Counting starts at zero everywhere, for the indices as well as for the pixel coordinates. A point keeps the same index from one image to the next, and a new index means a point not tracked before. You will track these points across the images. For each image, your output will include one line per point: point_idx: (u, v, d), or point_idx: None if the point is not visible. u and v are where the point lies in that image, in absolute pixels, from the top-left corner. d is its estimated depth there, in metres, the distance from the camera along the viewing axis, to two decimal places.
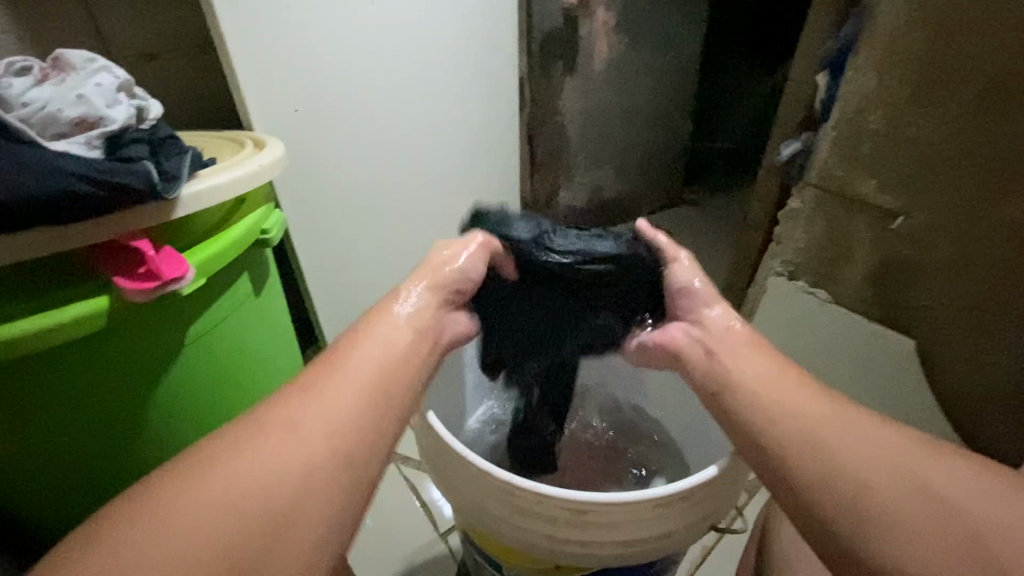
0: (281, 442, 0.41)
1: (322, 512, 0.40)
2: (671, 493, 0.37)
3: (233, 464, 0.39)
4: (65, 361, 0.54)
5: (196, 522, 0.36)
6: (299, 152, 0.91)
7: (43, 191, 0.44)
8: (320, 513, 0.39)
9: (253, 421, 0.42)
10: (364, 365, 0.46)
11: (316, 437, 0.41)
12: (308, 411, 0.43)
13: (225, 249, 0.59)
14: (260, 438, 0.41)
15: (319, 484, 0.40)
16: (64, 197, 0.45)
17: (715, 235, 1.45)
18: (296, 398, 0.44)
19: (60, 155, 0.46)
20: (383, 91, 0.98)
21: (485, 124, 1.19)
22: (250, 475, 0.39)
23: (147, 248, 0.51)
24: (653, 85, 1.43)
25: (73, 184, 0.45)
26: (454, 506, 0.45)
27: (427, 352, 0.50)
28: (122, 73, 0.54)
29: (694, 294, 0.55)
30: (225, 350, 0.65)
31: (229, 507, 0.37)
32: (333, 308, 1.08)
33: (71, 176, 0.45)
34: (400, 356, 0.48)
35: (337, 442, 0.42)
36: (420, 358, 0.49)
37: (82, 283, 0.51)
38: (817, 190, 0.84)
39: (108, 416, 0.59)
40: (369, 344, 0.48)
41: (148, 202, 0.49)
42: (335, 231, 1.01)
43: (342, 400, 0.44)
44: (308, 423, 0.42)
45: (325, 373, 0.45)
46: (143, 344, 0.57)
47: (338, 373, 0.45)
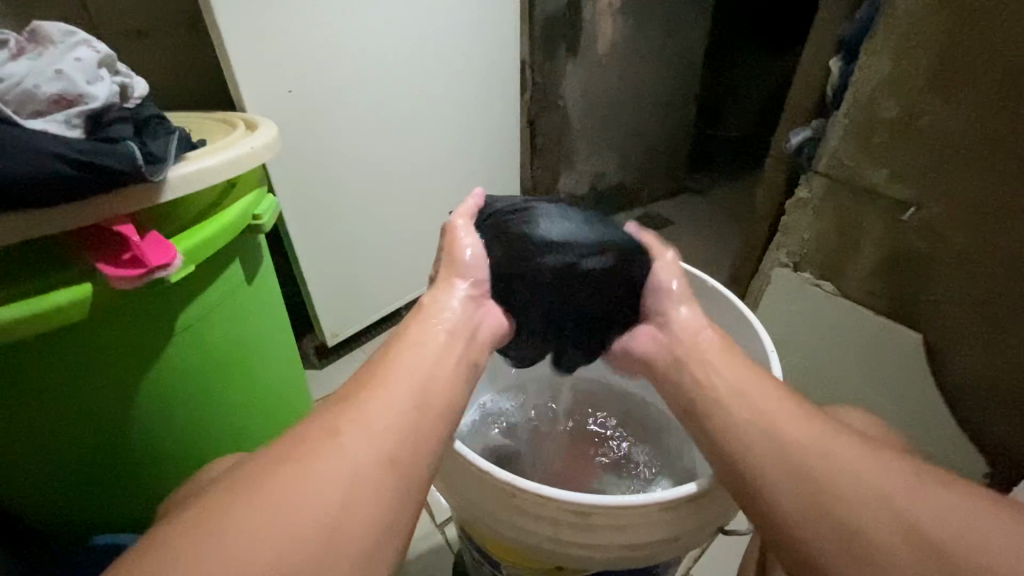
0: (339, 442, 0.38)
1: (374, 521, 0.37)
2: (680, 497, 0.35)
3: (277, 478, 0.36)
4: (51, 351, 0.52)
5: (251, 541, 0.33)
6: (293, 135, 0.88)
7: (20, 172, 0.42)
8: (372, 522, 0.37)
9: (306, 432, 0.39)
10: (412, 366, 0.45)
11: (372, 439, 0.39)
12: (367, 412, 0.40)
13: (216, 235, 0.57)
14: (318, 441, 0.38)
15: (372, 489, 0.37)
16: (43, 179, 0.43)
17: (718, 224, 1.43)
18: (352, 399, 0.41)
19: (39, 134, 0.44)
20: (380, 73, 0.95)
21: (486, 108, 1.16)
22: (309, 479, 0.36)
23: (132, 233, 0.48)
24: (658, 70, 1.39)
25: (52, 165, 0.43)
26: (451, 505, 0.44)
27: (465, 351, 0.49)
28: (103, 48, 0.51)
29: (664, 292, 0.55)
30: (217, 339, 0.63)
31: (283, 522, 0.34)
32: (330, 297, 1.06)
33: (50, 156, 0.43)
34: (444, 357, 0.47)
35: (388, 446, 0.39)
36: (458, 359, 0.48)
37: (65, 269, 0.48)
38: (826, 179, 0.81)
39: (97, 406, 0.57)
40: (413, 349, 0.46)
41: (133, 185, 0.47)
42: (331, 216, 0.99)
43: (395, 405, 0.41)
44: (362, 427, 0.40)
45: (381, 373, 0.43)
46: (132, 333, 0.55)
47: (389, 375, 0.43)
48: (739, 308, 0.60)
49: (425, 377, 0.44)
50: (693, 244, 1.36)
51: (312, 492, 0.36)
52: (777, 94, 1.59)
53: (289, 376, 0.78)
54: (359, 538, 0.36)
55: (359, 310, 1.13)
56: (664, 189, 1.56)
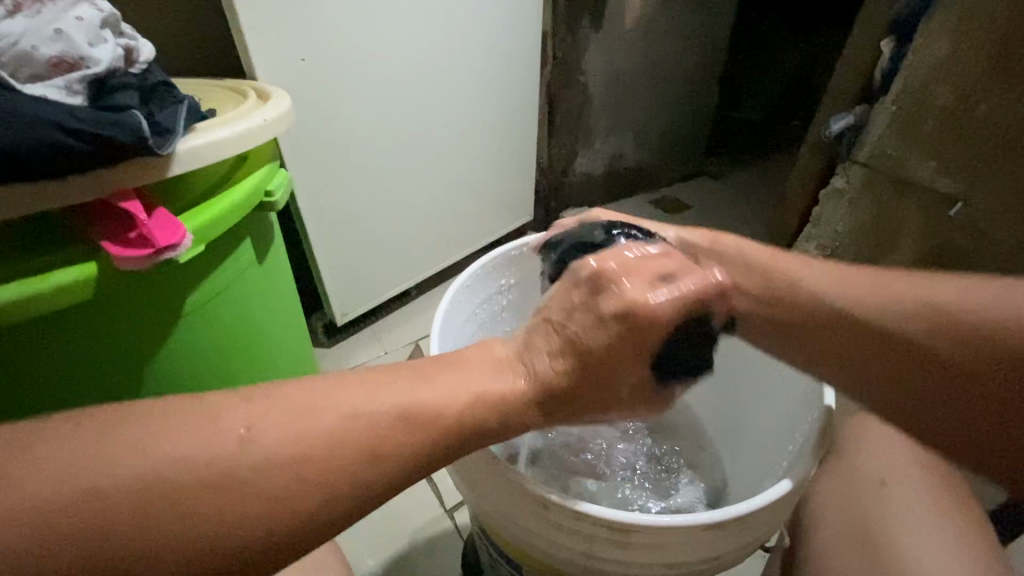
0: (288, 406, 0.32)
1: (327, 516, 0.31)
2: (727, 516, 0.33)
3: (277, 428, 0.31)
4: (56, 331, 0.50)
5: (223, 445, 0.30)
6: (304, 106, 0.84)
7: (20, 143, 0.39)
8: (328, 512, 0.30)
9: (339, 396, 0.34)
10: (444, 386, 0.35)
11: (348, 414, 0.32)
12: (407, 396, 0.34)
13: (226, 213, 0.53)
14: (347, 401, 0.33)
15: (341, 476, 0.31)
16: (42, 150, 0.39)
17: (736, 210, 1.38)
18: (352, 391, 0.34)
19: (39, 100, 0.41)
20: (397, 42, 0.90)
21: (504, 84, 1.11)
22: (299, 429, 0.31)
23: (139, 212, 0.45)
24: (683, 46, 1.33)
25: (53, 137, 0.39)
26: (477, 509, 0.42)
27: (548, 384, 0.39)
28: (106, 7, 0.48)
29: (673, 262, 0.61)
30: (228, 320, 0.61)
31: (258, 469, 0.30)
32: (342, 274, 1.04)
33: (51, 125, 0.40)
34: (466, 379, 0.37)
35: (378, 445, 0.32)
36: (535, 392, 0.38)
37: (67, 247, 0.46)
38: (866, 170, 0.77)
39: (105, 390, 0.55)
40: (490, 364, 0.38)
41: (139, 157, 0.44)
42: (342, 191, 0.95)
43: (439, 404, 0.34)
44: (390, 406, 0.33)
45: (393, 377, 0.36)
46: (138, 316, 0.53)
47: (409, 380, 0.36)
48: None
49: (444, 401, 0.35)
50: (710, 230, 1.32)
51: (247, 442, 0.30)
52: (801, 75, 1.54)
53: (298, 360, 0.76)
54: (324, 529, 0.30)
55: (370, 290, 1.11)
56: (681, 171, 1.52)
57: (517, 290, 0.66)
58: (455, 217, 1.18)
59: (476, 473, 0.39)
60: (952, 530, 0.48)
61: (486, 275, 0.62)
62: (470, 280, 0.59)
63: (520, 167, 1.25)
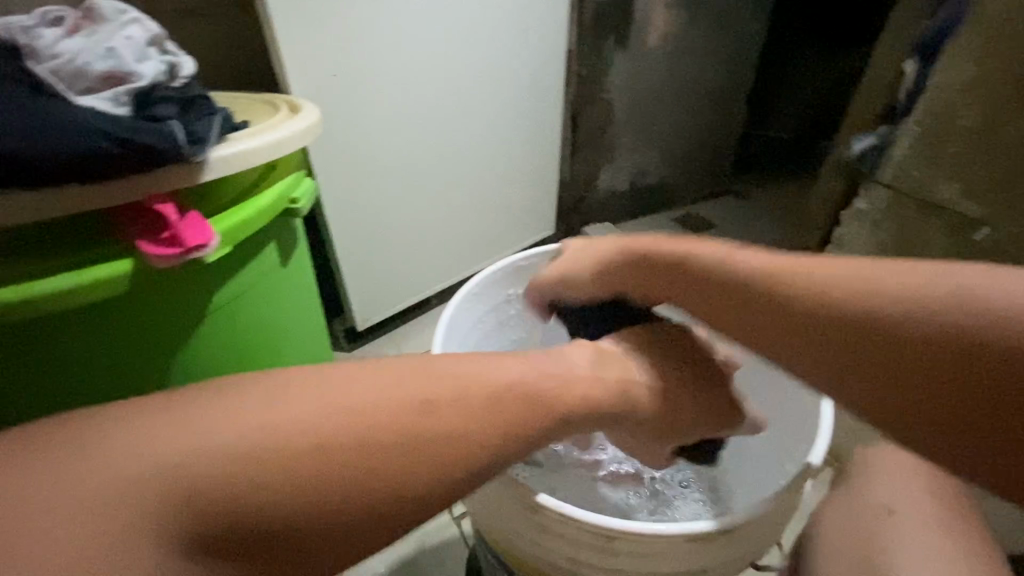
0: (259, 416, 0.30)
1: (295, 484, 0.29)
2: (712, 528, 0.35)
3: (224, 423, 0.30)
4: (93, 326, 0.53)
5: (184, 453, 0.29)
6: (335, 119, 0.88)
7: (69, 149, 0.43)
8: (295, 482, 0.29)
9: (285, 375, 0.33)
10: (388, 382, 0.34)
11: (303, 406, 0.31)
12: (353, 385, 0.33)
13: (252, 218, 0.57)
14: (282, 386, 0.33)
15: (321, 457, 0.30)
16: (87, 156, 0.43)
17: (761, 230, 1.36)
18: (334, 385, 0.33)
19: (89, 111, 0.45)
20: (425, 60, 0.94)
21: (527, 100, 1.13)
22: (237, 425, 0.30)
23: (171, 212, 0.49)
24: (709, 64, 1.33)
25: (98, 143, 0.44)
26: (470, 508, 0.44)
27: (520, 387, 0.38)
28: (154, 28, 0.52)
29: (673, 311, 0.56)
30: (253, 321, 0.65)
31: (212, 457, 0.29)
32: (363, 281, 1.07)
33: (96, 133, 0.44)
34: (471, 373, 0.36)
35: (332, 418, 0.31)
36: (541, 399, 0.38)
37: (108, 246, 0.50)
38: (891, 192, 0.76)
39: (136, 382, 0.59)
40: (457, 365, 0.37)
41: (174, 163, 0.48)
42: (366, 201, 0.99)
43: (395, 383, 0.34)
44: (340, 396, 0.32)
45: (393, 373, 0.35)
46: (170, 311, 0.57)
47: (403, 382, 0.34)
48: None
49: (450, 409, 0.34)
50: None
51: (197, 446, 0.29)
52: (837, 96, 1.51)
53: (318, 356, 0.80)
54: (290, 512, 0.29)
55: (390, 298, 1.14)
56: (705, 190, 1.51)
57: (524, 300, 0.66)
58: (476, 228, 1.20)
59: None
60: (960, 563, 0.47)
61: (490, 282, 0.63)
62: (477, 289, 0.61)
63: (542, 181, 1.27)
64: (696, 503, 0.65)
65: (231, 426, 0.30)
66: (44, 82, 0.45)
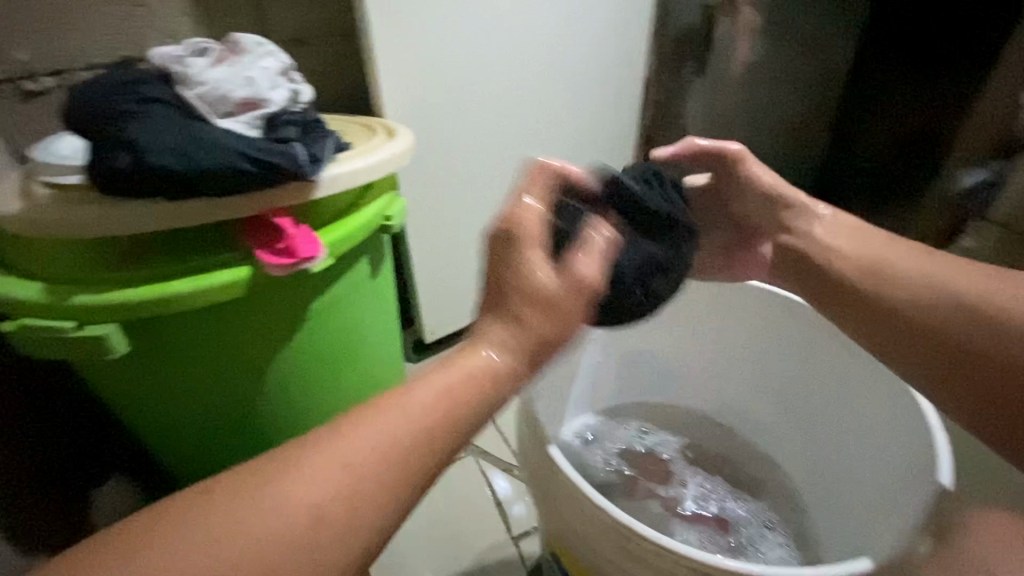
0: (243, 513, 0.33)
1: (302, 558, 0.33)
2: None
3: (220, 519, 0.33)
4: (208, 326, 0.58)
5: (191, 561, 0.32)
6: (422, 140, 0.93)
7: (212, 166, 0.48)
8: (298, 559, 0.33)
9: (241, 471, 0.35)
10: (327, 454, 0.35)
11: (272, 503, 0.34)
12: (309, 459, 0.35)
13: (352, 233, 0.61)
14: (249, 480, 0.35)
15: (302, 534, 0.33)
16: (225, 173, 0.49)
17: None
18: (277, 470, 0.35)
19: (229, 133, 0.50)
20: (509, 85, 0.97)
21: (604, 125, 1.14)
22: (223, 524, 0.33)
23: (288, 224, 0.55)
24: (791, 91, 1.30)
25: (235, 162, 0.49)
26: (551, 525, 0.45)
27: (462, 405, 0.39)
28: (284, 59, 0.57)
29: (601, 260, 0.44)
30: (342, 329, 0.69)
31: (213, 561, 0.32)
32: (436, 295, 1.11)
33: (234, 153, 0.49)
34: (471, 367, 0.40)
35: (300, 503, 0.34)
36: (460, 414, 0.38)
37: (229, 253, 0.55)
38: None
39: (239, 379, 0.64)
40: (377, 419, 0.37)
41: (294, 181, 0.52)
42: (444, 218, 1.03)
43: (342, 454, 0.36)
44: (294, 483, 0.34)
45: (413, 387, 0.38)
46: (274, 317, 0.61)
47: (414, 391, 0.38)
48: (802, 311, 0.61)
49: (372, 462, 0.35)
50: None
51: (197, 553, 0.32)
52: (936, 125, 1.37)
53: (393, 364, 0.84)
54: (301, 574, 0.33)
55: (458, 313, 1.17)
56: None
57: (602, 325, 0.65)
58: None
59: (563, 499, 0.43)
60: None
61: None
62: None
63: None
64: (781, 548, 0.63)
65: (220, 530, 0.33)
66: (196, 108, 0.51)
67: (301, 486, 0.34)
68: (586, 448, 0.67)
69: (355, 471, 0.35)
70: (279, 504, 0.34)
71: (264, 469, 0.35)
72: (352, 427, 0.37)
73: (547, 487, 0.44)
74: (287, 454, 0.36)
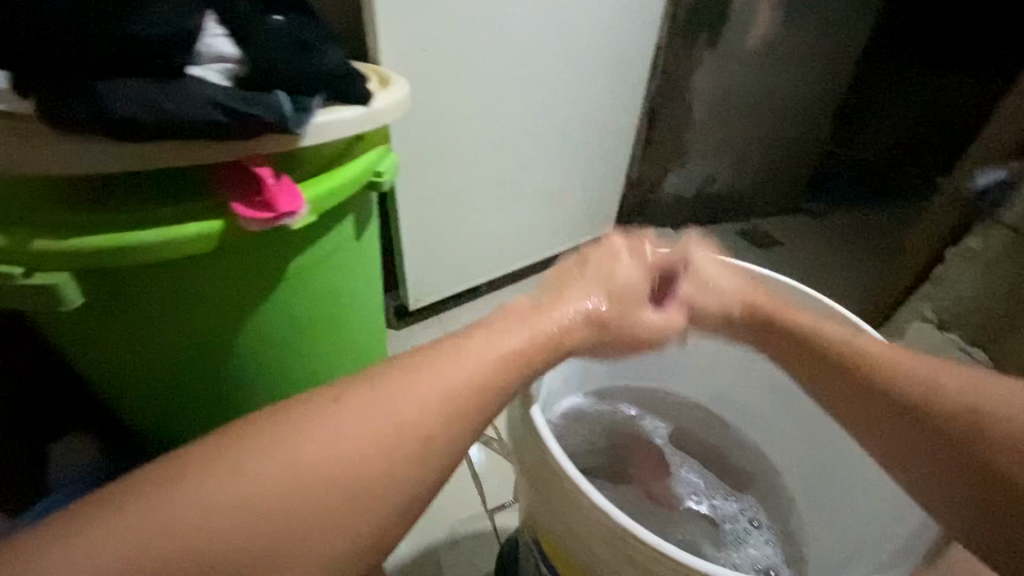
0: (309, 444, 0.36)
1: (372, 515, 0.36)
2: None
3: (281, 455, 0.35)
4: (170, 275, 0.53)
5: (252, 492, 0.34)
6: (419, 94, 0.89)
7: (185, 118, 0.42)
8: (372, 515, 0.36)
9: (301, 410, 0.37)
10: (400, 396, 0.39)
11: (347, 445, 0.36)
12: (396, 399, 0.39)
13: (339, 187, 0.55)
14: (329, 409, 0.38)
15: (381, 470, 0.36)
16: (201, 124, 0.43)
17: (834, 253, 1.32)
18: (344, 402, 0.38)
19: (201, 80, 0.44)
20: (512, 41, 0.94)
21: (608, 91, 1.12)
22: (293, 456, 0.35)
23: (267, 175, 0.49)
24: (804, 73, 1.27)
25: (212, 114, 0.43)
26: (540, 511, 0.46)
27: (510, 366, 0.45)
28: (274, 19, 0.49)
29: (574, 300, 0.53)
30: (322, 289, 0.64)
31: (266, 496, 0.34)
32: (423, 263, 1.09)
33: (210, 103, 0.43)
34: (489, 324, 0.47)
35: (373, 446, 0.37)
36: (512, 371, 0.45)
37: (199, 200, 0.49)
38: (1013, 234, 0.73)
39: (206, 340, 0.59)
40: (464, 357, 0.43)
41: (281, 133, 0.46)
42: (434, 178, 1.00)
43: (428, 384, 0.40)
44: (367, 426, 0.37)
45: (481, 333, 0.46)
46: (247, 270, 0.56)
47: (450, 354, 0.43)
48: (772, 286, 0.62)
49: (419, 400, 0.39)
50: (798, 268, 1.27)
51: (256, 485, 0.34)
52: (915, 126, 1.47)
53: (376, 331, 0.80)
54: (369, 513, 0.36)
55: (444, 281, 1.15)
56: (775, 206, 1.46)
57: None
58: (538, 219, 1.21)
59: (563, 499, 0.43)
60: None
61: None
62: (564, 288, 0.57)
63: (607, 180, 1.26)
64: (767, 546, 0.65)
65: (280, 454, 0.35)
66: (159, 43, 0.41)
67: (329, 436, 0.36)
68: (575, 427, 0.67)
69: (359, 411, 0.38)
70: (297, 437, 0.36)
71: (260, 432, 0.36)
72: (361, 387, 0.39)
73: (546, 482, 0.44)
74: (283, 424, 0.36)
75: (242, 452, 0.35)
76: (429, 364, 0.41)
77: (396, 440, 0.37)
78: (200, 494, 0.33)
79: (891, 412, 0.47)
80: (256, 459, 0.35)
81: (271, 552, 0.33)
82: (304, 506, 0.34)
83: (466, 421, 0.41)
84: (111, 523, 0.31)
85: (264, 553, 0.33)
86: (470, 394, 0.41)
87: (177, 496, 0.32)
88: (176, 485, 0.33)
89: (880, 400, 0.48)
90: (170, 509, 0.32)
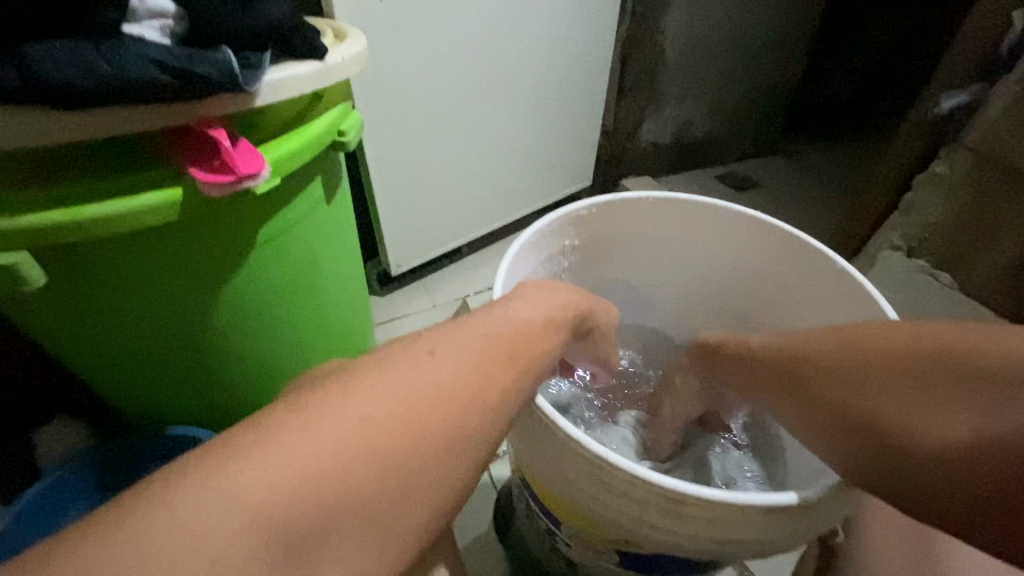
0: (347, 407, 0.34)
1: (433, 478, 0.35)
2: (755, 503, 0.39)
3: (323, 423, 0.33)
4: (134, 249, 0.52)
5: (302, 458, 0.31)
6: (379, 51, 0.86)
7: (122, 79, 0.40)
8: (431, 478, 0.35)
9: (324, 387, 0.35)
10: (437, 362, 0.38)
11: (382, 407, 0.35)
12: (436, 362, 0.38)
13: (302, 146, 0.54)
14: (366, 376, 0.36)
15: (424, 431, 0.35)
16: (140, 84, 0.41)
17: (809, 191, 1.33)
18: (375, 370, 0.37)
19: (138, 40, 0.42)
20: None
21: (576, 37, 1.09)
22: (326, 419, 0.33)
23: (223, 139, 0.47)
24: (773, 9, 1.24)
25: (152, 73, 0.41)
26: (527, 454, 0.47)
27: (535, 341, 0.44)
28: None
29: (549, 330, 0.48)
30: (297, 256, 0.64)
31: (314, 466, 0.31)
32: (400, 227, 1.08)
33: (148, 62, 0.41)
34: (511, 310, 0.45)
35: (414, 409, 0.35)
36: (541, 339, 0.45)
37: (157, 167, 0.48)
38: (973, 156, 0.75)
39: (183, 315, 0.59)
40: (492, 323, 0.43)
41: (230, 93, 0.45)
42: (402, 138, 0.97)
43: (467, 342, 0.40)
44: (405, 388, 0.36)
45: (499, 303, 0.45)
46: (217, 239, 0.55)
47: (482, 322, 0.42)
48: (739, 226, 0.63)
49: (458, 359, 0.39)
50: (776, 209, 1.28)
51: (299, 456, 0.31)
52: (885, 59, 1.47)
53: (360, 296, 0.80)
54: (426, 476, 0.35)
55: (423, 244, 1.14)
56: (750, 149, 1.46)
57: (579, 253, 0.65)
58: (513, 175, 1.19)
59: (548, 439, 0.44)
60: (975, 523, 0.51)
61: (550, 236, 0.60)
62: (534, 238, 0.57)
63: (581, 130, 1.24)
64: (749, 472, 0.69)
65: (317, 417, 0.33)
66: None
67: (365, 401, 0.35)
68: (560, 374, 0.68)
69: (402, 374, 0.36)
70: (332, 405, 0.34)
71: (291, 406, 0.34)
72: (391, 357, 0.38)
73: (530, 424, 0.45)
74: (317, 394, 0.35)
75: (277, 425, 0.32)
76: (463, 331, 0.41)
77: (443, 399, 0.36)
78: (241, 464, 0.30)
79: (891, 440, 0.43)
80: (299, 425, 0.33)
81: (327, 522, 0.31)
82: (356, 473, 0.32)
83: (506, 383, 0.40)
84: (139, 516, 0.28)
85: (319, 525, 0.31)
86: (513, 358, 0.41)
87: (218, 476, 0.30)
88: (207, 462, 0.31)
89: (886, 426, 0.43)
90: (202, 488, 0.29)
